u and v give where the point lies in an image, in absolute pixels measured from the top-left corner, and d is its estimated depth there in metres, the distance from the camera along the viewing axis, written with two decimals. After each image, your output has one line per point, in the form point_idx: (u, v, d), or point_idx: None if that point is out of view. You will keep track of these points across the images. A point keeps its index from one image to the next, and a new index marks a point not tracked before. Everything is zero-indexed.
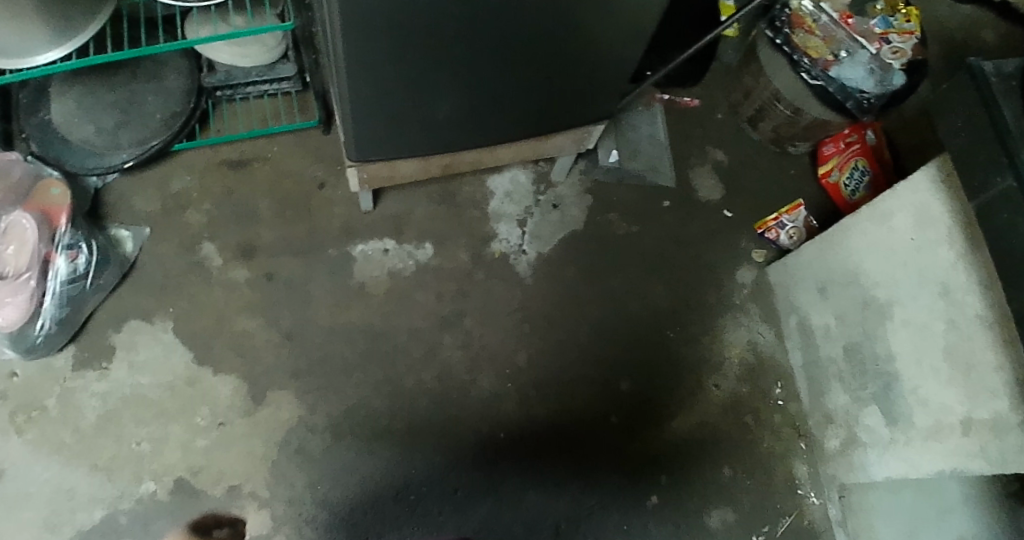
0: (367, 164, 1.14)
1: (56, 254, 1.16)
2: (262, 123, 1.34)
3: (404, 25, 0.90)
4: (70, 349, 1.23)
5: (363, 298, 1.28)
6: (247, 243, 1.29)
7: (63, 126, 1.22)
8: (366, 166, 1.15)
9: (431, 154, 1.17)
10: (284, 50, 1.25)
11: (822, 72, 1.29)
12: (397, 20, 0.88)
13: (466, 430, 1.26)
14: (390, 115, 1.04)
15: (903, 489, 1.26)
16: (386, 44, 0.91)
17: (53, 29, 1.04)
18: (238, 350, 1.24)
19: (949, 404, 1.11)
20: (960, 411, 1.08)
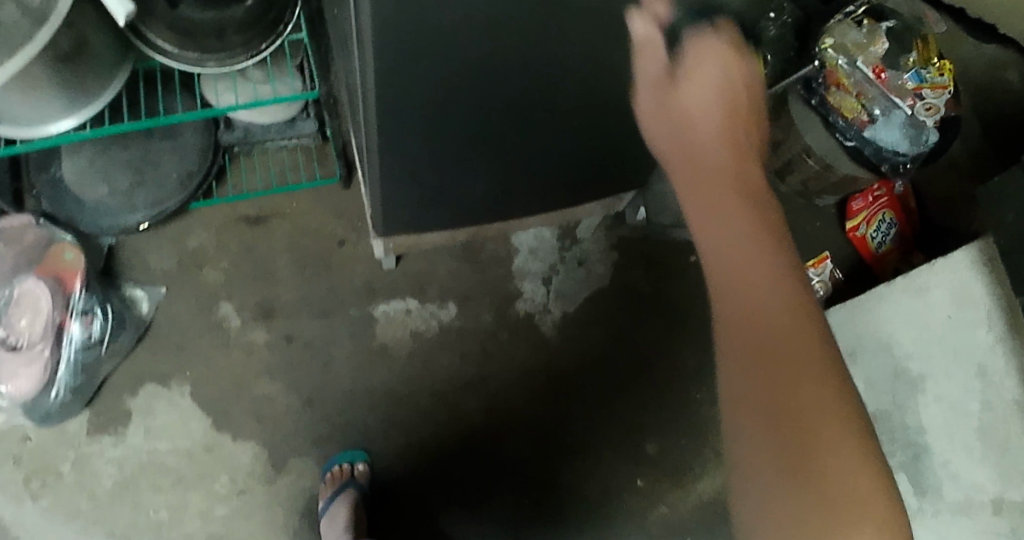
0: (394, 236, 1.12)
1: (70, 321, 1.14)
2: (280, 176, 1.30)
3: (449, 125, 0.88)
4: (85, 414, 1.21)
5: (385, 361, 1.27)
6: (266, 303, 1.26)
7: (76, 186, 1.18)
8: (394, 238, 1.12)
9: (460, 224, 1.14)
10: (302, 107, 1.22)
11: (857, 133, 1.27)
12: (442, 110, 0.84)
13: (484, 489, 1.26)
14: (407, 187, 0.98)
15: None
16: (427, 128, 0.86)
17: (69, 98, 1.00)
18: (257, 415, 1.23)
19: (983, 481, 1.10)
20: (993, 490, 1.09)
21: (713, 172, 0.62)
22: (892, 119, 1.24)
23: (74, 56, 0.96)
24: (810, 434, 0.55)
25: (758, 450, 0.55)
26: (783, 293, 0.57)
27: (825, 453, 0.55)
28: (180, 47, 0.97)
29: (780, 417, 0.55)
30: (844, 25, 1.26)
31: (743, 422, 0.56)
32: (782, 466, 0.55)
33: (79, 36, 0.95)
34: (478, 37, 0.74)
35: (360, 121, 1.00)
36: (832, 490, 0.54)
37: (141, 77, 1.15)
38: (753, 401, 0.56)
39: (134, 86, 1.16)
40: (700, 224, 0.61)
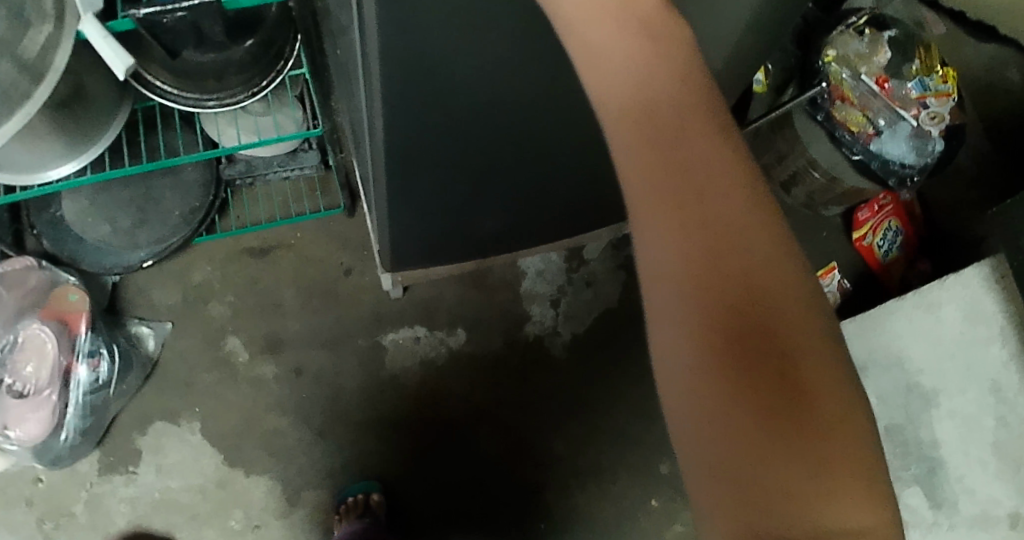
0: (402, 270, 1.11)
1: (78, 364, 1.13)
2: (284, 208, 1.32)
3: (455, 171, 0.87)
4: (95, 454, 1.21)
5: (394, 390, 1.27)
6: (273, 336, 1.27)
7: (78, 225, 1.19)
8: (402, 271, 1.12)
9: (466, 256, 1.12)
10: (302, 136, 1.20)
11: (863, 146, 1.23)
12: (452, 151, 0.82)
13: (493, 513, 1.25)
14: (401, 221, 0.94)
15: None
16: (432, 170, 0.84)
17: (69, 146, 1.00)
18: (269, 449, 1.23)
19: (1000, 497, 1.08)
20: (1012, 505, 1.07)
21: (623, 56, 0.45)
22: (897, 131, 1.22)
23: (73, 102, 0.96)
24: (789, 380, 0.40)
25: (716, 407, 0.40)
26: (732, 191, 0.42)
27: (814, 402, 0.40)
28: (178, 87, 0.96)
29: (743, 353, 0.40)
30: (846, 35, 1.26)
31: (683, 372, 0.41)
32: (753, 426, 0.40)
33: (77, 83, 0.95)
34: (487, 85, 0.72)
35: (362, 151, 0.97)
36: (824, 444, 0.40)
37: (141, 118, 1.15)
38: (701, 341, 0.41)
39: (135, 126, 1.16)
40: (615, 118, 0.45)
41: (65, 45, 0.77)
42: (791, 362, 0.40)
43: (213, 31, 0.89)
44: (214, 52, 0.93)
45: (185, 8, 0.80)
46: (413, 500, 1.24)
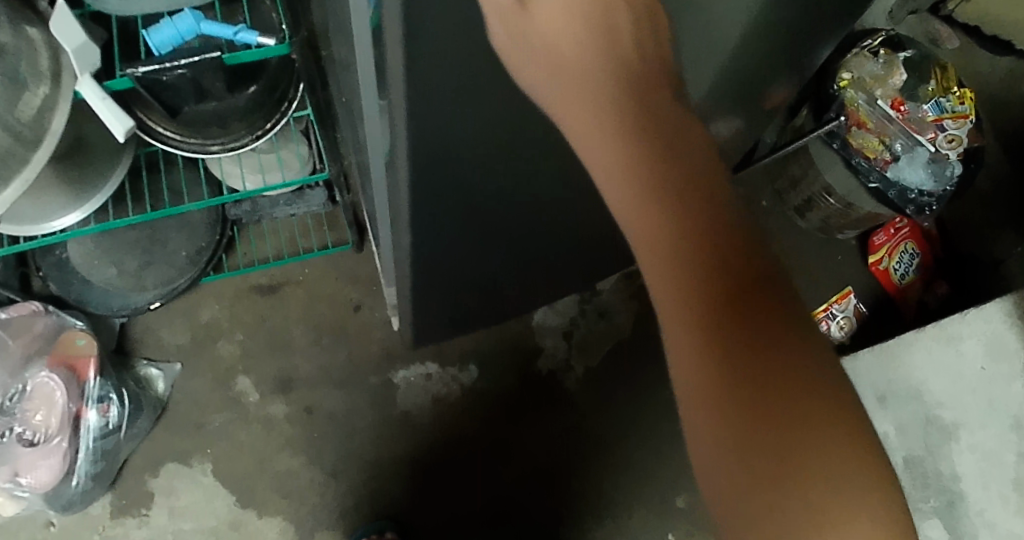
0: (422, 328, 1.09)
1: (87, 409, 1.13)
2: (292, 244, 1.32)
3: None
4: (107, 497, 1.20)
5: (406, 427, 1.27)
6: (284, 375, 1.27)
7: (84, 268, 1.20)
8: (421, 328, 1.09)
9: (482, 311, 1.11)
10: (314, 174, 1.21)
11: (880, 173, 1.19)
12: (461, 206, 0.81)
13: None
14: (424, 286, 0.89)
15: None
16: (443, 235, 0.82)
17: (73, 196, 1.00)
18: (281, 490, 1.22)
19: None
20: None
21: (578, 50, 0.41)
22: (914, 157, 1.18)
23: (73, 152, 0.96)
24: (772, 342, 0.39)
25: (705, 383, 0.39)
26: (697, 160, 0.40)
27: (799, 361, 0.39)
28: (181, 136, 0.96)
29: (721, 322, 0.39)
30: (861, 57, 1.22)
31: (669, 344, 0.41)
32: (750, 401, 0.38)
33: (76, 132, 0.95)
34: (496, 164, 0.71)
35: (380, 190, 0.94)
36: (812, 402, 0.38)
37: (144, 163, 1.16)
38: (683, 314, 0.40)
39: (139, 172, 1.16)
40: (576, 109, 0.42)
41: (62, 107, 0.76)
42: (771, 320, 0.39)
43: (214, 86, 0.87)
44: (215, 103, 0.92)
45: (185, 65, 0.78)
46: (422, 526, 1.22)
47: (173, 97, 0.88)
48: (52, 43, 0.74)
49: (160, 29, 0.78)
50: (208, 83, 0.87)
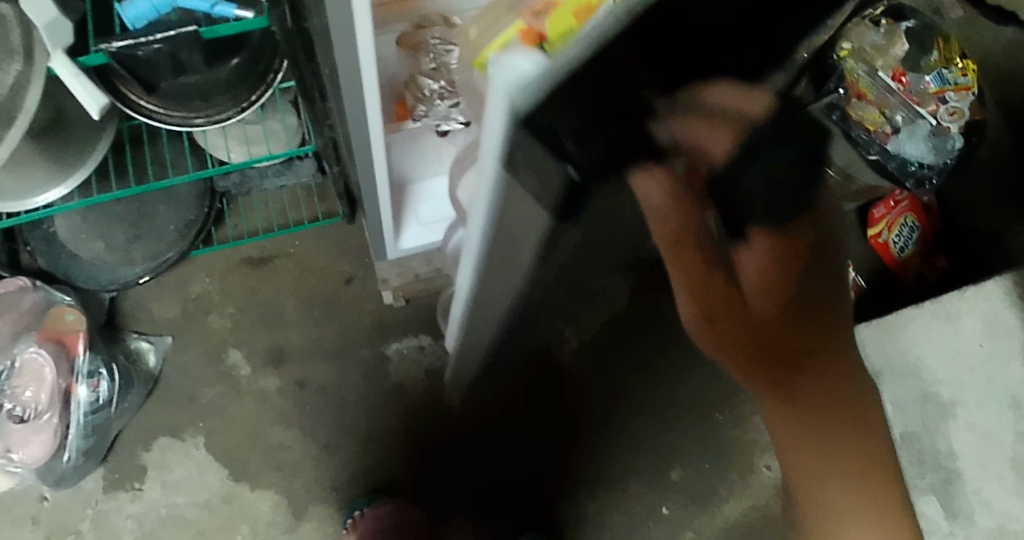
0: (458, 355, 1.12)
1: (77, 384, 1.13)
2: (281, 215, 1.30)
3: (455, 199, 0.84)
4: (100, 472, 1.20)
5: (400, 399, 1.26)
6: (276, 348, 1.27)
7: (70, 242, 1.19)
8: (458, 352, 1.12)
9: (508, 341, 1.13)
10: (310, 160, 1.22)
11: (882, 146, 1.12)
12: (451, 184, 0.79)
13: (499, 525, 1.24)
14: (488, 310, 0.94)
15: None
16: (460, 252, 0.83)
17: (54, 171, 0.99)
18: (274, 463, 1.22)
19: (1018, 513, 1.05)
20: None
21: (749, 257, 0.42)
22: (915, 130, 1.17)
23: (52, 128, 0.95)
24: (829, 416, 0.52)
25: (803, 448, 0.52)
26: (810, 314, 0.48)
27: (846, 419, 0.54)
28: (164, 108, 0.95)
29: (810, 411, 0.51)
30: (862, 27, 1.12)
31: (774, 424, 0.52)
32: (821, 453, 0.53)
33: (57, 106, 0.93)
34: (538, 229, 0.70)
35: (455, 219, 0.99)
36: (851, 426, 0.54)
37: (127, 137, 1.15)
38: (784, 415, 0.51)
39: (122, 146, 1.14)
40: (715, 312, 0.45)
41: (35, 84, 0.74)
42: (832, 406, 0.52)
43: (193, 59, 0.86)
44: (195, 76, 0.91)
45: (160, 40, 0.77)
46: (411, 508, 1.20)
47: (149, 70, 0.87)
48: (24, 18, 0.72)
49: (135, 3, 0.78)
50: (186, 58, 0.86)
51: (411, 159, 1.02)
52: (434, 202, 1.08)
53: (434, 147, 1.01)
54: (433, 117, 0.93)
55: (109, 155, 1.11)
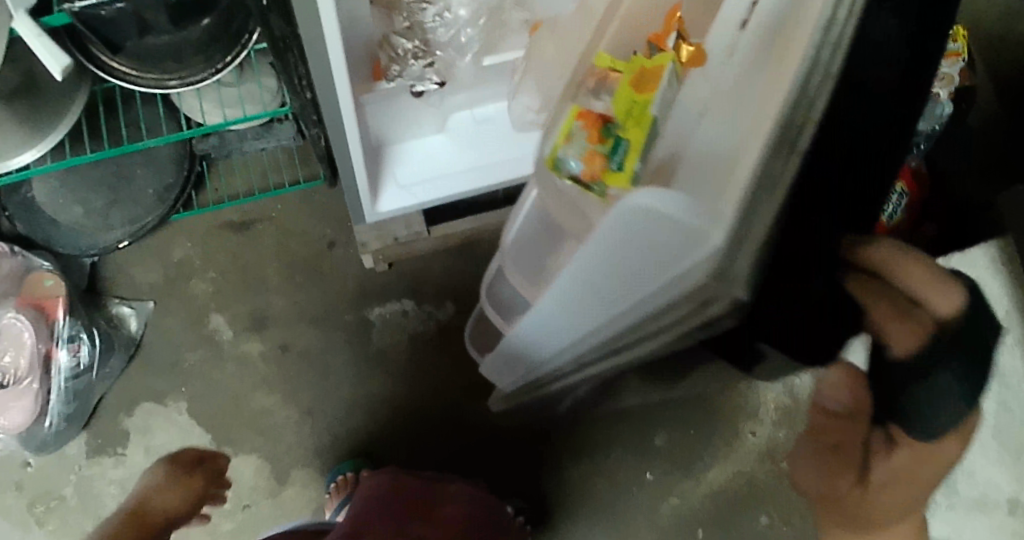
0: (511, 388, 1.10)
1: (57, 349, 1.12)
2: (262, 179, 1.28)
3: None
4: (83, 437, 1.20)
5: (383, 365, 1.25)
6: (257, 313, 1.26)
7: (49, 207, 1.17)
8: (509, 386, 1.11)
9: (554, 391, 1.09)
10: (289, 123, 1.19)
11: None
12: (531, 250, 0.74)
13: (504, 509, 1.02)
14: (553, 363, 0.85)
15: None
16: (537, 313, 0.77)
17: (28, 131, 0.97)
18: (257, 428, 1.22)
19: (998, 482, 1.18)
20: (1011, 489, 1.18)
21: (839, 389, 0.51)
22: None
23: (25, 91, 0.94)
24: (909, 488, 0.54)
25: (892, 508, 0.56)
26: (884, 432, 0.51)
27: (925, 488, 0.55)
28: (138, 70, 0.94)
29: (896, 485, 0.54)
30: None
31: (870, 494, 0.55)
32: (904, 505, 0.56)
33: (27, 70, 0.92)
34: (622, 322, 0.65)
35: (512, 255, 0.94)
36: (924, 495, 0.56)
37: (100, 100, 1.13)
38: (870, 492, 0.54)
39: (95, 110, 1.12)
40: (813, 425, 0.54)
41: None
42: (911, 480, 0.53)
43: (157, 18, 0.85)
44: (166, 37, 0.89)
45: None
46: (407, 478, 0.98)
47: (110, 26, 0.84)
48: None
49: None
50: (151, 16, 0.85)
51: (388, 120, 1.01)
52: (411, 163, 1.08)
53: (409, 109, 1.00)
54: (407, 77, 0.90)
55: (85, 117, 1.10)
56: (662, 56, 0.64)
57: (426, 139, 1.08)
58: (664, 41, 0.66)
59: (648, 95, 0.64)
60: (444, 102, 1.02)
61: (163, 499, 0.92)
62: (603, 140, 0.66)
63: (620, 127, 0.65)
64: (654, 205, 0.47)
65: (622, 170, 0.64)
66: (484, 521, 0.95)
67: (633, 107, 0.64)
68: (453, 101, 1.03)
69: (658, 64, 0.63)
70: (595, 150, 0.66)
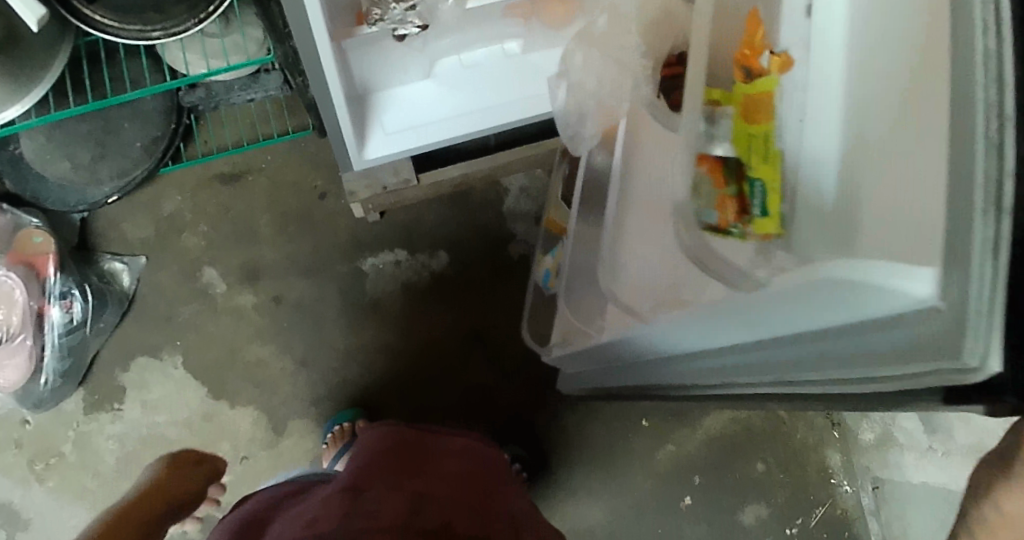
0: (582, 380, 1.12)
1: (49, 306, 1.12)
2: (251, 130, 1.27)
3: None
4: (80, 393, 1.21)
5: (377, 315, 1.25)
6: (250, 265, 1.25)
7: (36, 162, 1.15)
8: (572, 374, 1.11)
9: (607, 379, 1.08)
10: (274, 72, 1.17)
11: None
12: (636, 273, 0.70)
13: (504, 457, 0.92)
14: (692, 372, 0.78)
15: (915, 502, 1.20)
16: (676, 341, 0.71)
17: (12, 86, 0.93)
18: (253, 380, 1.23)
19: None
20: None
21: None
22: None
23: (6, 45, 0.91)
24: None
25: None
26: None
27: None
28: (119, 21, 0.94)
29: None
30: None
31: None
32: None
33: (9, 23, 0.90)
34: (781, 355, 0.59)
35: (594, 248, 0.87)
36: None
37: (83, 54, 1.10)
38: None
39: (78, 63, 1.10)
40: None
41: None
42: None
43: None
44: None
45: None
46: (402, 429, 0.88)
47: None
48: None
49: None
50: None
51: (371, 66, 0.99)
52: (397, 110, 1.06)
53: (392, 53, 0.98)
54: (389, 21, 0.88)
55: (67, 71, 1.06)
56: (765, 80, 0.47)
57: (411, 84, 1.06)
58: (760, 56, 0.48)
59: (766, 125, 0.47)
60: (428, 46, 1.00)
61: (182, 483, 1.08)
62: (728, 186, 0.49)
63: (748, 168, 0.48)
64: (857, 269, 0.40)
65: (768, 216, 0.46)
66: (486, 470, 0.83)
67: (755, 143, 0.47)
68: (438, 46, 1.01)
69: (764, 90, 0.47)
70: (726, 198, 0.49)
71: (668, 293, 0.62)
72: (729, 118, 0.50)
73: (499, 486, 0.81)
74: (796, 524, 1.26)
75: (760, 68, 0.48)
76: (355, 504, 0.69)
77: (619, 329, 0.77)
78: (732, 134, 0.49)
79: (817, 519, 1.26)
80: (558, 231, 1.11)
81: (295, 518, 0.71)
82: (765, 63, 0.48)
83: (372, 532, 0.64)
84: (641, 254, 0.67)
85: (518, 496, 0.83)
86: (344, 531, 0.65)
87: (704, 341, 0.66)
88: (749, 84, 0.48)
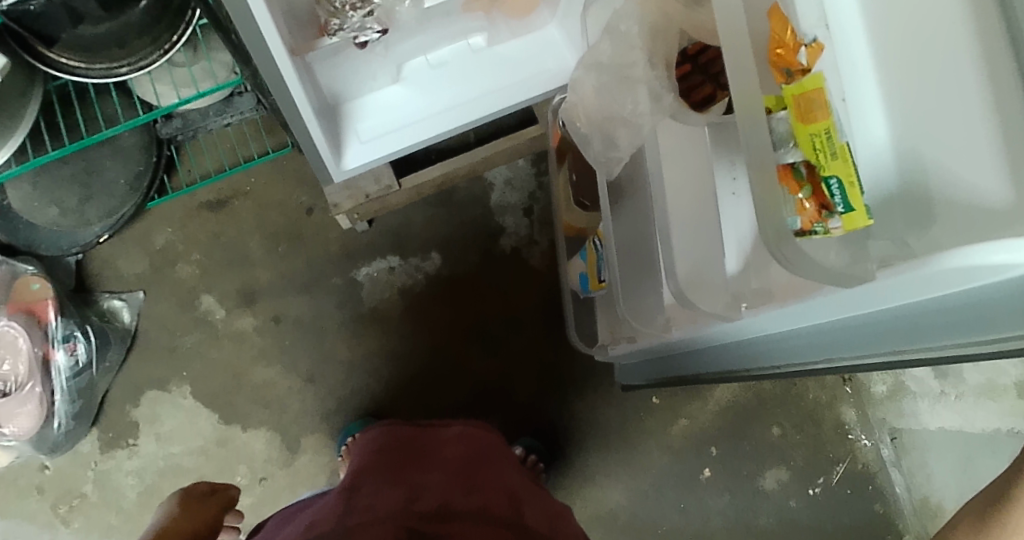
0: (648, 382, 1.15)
1: (54, 350, 1.14)
2: (231, 155, 1.27)
3: None
4: (94, 433, 1.22)
5: (377, 323, 1.26)
6: (246, 288, 1.26)
7: (25, 211, 1.15)
8: (644, 373, 1.16)
9: (665, 379, 1.11)
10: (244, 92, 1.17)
11: None
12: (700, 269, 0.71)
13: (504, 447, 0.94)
14: (774, 341, 0.80)
15: (946, 450, 1.21)
16: (767, 324, 0.73)
17: None
18: (261, 402, 1.24)
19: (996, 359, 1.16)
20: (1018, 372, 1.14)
21: None
22: None
23: None
24: None
25: None
26: None
27: None
28: (85, 62, 0.95)
29: None
30: None
31: None
32: None
33: None
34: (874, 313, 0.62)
35: (632, 247, 0.86)
36: None
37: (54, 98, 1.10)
38: None
39: (51, 108, 1.11)
40: None
41: None
42: None
43: (87, 6, 0.86)
44: (105, 25, 0.90)
45: None
46: (395, 427, 0.88)
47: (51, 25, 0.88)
48: None
49: None
50: (81, 6, 0.85)
51: (339, 75, 0.98)
52: (373, 116, 1.06)
53: (358, 62, 0.97)
54: (348, 30, 0.88)
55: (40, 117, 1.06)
56: (810, 77, 0.50)
57: (384, 90, 1.06)
58: (797, 53, 0.51)
59: (825, 124, 0.50)
60: (393, 50, 0.99)
61: (213, 503, 0.98)
62: (803, 189, 0.50)
63: (816, 166, 0.50)
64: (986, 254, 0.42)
65: (853, 209, 0.49)
66: (487, 454, 0.84)
67: (817, 144, 0.50)
68: (403, 48, 1.01)
69: (814, 88, 0.50)
70: (803, 202, 0.50)
71: (746, 287, 0.66)
72: (785, 122, 0.51)
73: (495, 465, 0.82)
74: (819, 483, 1.26)
75: (798, 65, 0.51)
76: (350, 503, 0.71)
77: (697, 325, 0.78)
78: (793, 138, 0.51)
79: (839, 475, 1.26)
80: (580, 233, 1.10)
81: (300, 522, 0.73)
82: (803, 59, 0.51)
83: (366, 525, 0.66)
84: (693, 248, 0.71)
85: (514, 471, 0.84)
86: (341, 529, 0.66)
87: (795, 319, 0.68)
88: (793, 83, 0.51)
